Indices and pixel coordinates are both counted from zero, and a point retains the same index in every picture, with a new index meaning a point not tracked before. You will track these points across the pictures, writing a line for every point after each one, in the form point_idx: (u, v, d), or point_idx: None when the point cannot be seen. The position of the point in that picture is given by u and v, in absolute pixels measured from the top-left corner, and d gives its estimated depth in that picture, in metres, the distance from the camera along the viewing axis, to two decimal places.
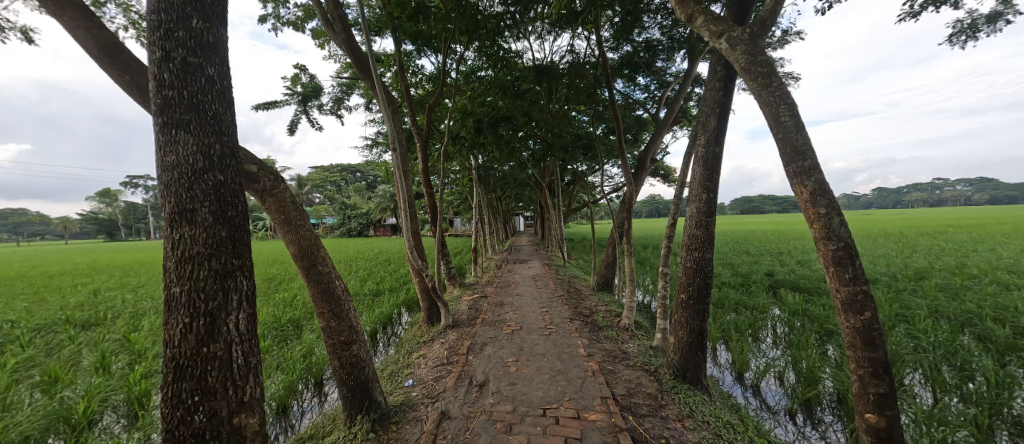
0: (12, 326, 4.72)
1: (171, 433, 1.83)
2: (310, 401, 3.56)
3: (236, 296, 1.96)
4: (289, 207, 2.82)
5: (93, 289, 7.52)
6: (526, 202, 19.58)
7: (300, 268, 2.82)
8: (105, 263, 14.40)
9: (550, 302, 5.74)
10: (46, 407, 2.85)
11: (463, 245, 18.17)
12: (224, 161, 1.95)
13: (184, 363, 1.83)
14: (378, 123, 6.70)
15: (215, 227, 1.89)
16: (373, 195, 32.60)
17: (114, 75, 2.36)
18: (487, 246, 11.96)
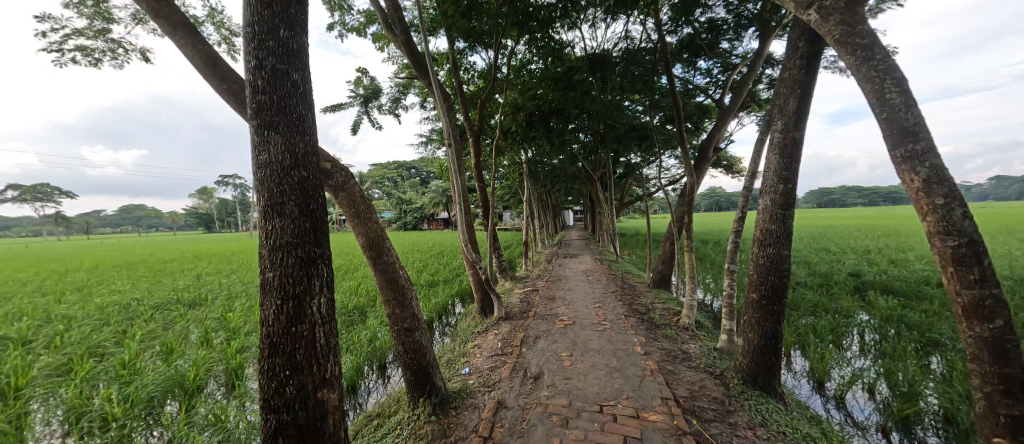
0: (138, 303, 5.61)
1: (267, 401, 2.05)
2: (376, 382, 3.81)
3: (318, 282, 2.14)
4: (358, 201, 3.02)
5: (196, 274, 8.69)
6: (576, 196, 19.34)
7: (368, 258, 3.02)
8: (207, 251, 16.63)
9: (603, 298, 5.60)
10: (167, 372, 3.34)
11: (513, 239, 18.42)
12: (307, 158, 2.14)
13: (277, 340, 2.05)
14: (432, 121, 6.94)
15: (300, 219, 2.07)
16: (425, 190, 34.02)
17: (214, 84, 2.67)
18: (536, 241, 11.98)
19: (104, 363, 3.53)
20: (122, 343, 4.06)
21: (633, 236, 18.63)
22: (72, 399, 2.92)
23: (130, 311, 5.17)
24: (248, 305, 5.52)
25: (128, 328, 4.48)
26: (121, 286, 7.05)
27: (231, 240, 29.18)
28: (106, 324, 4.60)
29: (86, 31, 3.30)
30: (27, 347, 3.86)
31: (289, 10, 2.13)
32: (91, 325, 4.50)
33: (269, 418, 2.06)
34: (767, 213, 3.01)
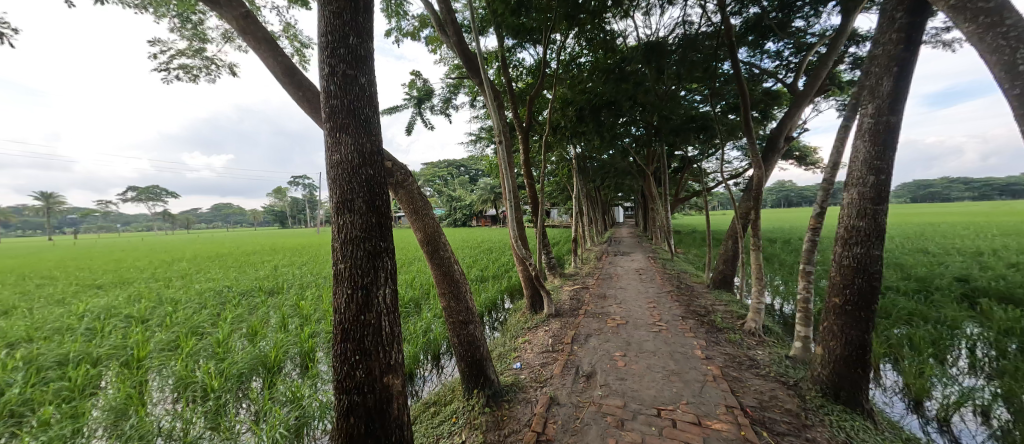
0: (228, 290, 6.35)
1: (340, 383, 2.22)
2: (430, 372, 3.97)
3: (383, 274, 2.27)
4: (416, 197, 3.16)
5: (273, 265, 9.66)
6: (627, 192, 18.71)
7: (425, 252, 3.15)
8: (283, 245, 18.47)
9: (658, 298, 5.36)
10: (253, 352, 3.75)
11: (561, 236, 18.30)
12: (373, 157, 2.27)
13: (349, 327, 2.20)
14: (481, 119, 7.06)
15: (367, 214, 2.21)
16: (473, 188, 34.79)
17: (291, 92, 2.93)
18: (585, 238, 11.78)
19: (204, 341, 4.05)
20: (217, 324, 4.63)
21: (689, 233, 17.64)
22: (181, 371, 3.38)
23: (222, 296, 5.88)
24: (318, 295, 6.02)
25: (221, 312, 5.09)
26: (215, 275, 8.04)
27: (301, 235, 32.06)
28: (204, 307, 5.27)
29: (187, 51, 3.77)
30: (146, 324, 4.54)
31: (357, 18, 2.27)
32: (193, 308, 5.17)
33: (342, 398, 2.23)
34: (853, 208, 2.69)
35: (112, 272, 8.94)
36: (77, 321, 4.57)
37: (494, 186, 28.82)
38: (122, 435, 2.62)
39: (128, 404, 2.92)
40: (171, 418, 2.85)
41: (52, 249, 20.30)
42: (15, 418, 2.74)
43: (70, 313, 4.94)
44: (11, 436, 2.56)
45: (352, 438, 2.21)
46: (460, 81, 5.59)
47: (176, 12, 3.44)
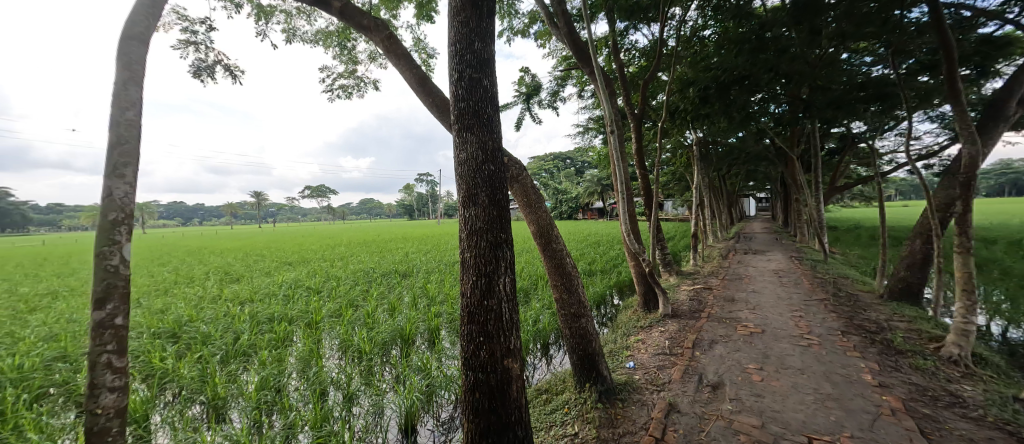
0: (373, 270, 7.61)
1: (467, 360, 2.45)
2: (540, 360, 4.08)
3: (504, 264, 2.40)
4: (529, 191, 3.28)
5: (405, 252, 11.20)
6: (762, 180, 16.11)
7: (538, 244, 3.25)
8: (414, 234, 21.21)
9: (805, 307, 4.50)
10: (393, 324, 4.41)
11: (677, 230, 16.83)
12: (494, 154, 2.40)
13: (474, 311, 2.40)
14: (589, 109, 6.89)
15: (489, 207, 2.36)
16: (578, 180, 34.31)
17: (424, 99, 3.30)
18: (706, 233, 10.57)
19: (359, 312, 4.93)
20: (367, 298, 5.60)
21: (851, 229, 14.23)
22: (343, 335, 4.18)
23: (369, 276, 7.06)
24: (441, 280, 6.75)
25: (369, 289, 6.12)
26: (362, 258, 9.71)
27: (425, 226, 36.44)
28: (357, 284, 6.40)
29: (344, 73, 4.56)
30: (320, 295, 5.75)
31: (482, 24, 2.43)
32: (350, 284, 6.33)
33: (468, 374, 2.45)
34: None
35: (297, 253, 11.59)
36: (278, 289, 6.04)
37: (601, 178, 28.07)
38: (308, 379, 3.36)
39: (311, 356, 3.74)
40: (338, 371, 3.55)
41: (260, 235, 27.29)
42: (246, 356, 3.77)
43: (274, 282, 6.56)
44: (245, 368, 3.53)
45: (477, 411, 2.42)
46: (568, 72, 5.53)
47: (337, 43, 4.19)
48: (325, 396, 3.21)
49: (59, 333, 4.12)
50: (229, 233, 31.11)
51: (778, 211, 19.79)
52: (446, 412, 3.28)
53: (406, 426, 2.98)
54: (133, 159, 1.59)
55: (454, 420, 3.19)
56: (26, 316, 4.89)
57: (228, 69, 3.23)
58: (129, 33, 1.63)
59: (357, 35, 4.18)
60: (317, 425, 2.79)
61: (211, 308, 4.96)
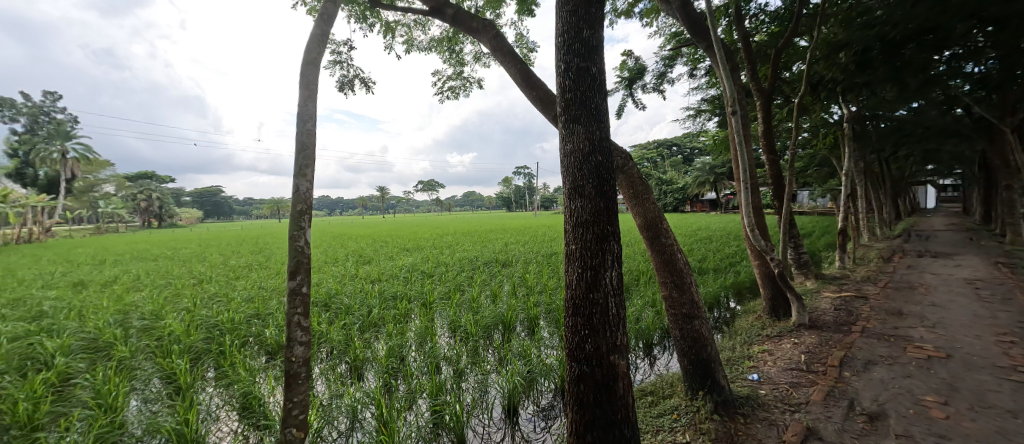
0: (477, 259, 8.19)
1: (572, 352, 2.45)
2: (644, 361, 3.90)
3: (611, 257, 2.30)
4: (636, 182, 3.14)
5: (503, 242, 11.76)
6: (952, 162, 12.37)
7: (645, 238, 3.12)
8: (511, 226, 22.09)
9: (1021, 331, 3.37)
10: (496, 311, 4.68)
11: (816, 226, 14.11)
12: (602, 143, 2.31)
13: (579, 303, 2.37)
14: (701, 90, 6.21)
15: (596, 199, 2.27)
16: (685, 169, 31.24)
17: (528, 94, 3.38)
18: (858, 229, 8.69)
19: (466, 297, 5.36)
20: (472, 284, 6.05)
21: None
22: (452, 316, 4.59)
23: (473, 264, 7.60)
24: (539, 271, 6.91)
25: (474, 276, 6.60)
26: (466, 247, 10.51)
27: (521, 218, 37.66)
28: (463, 271, 6.97)
29: (453, 76, 4.94)
30: (434, 278, 6.42)
31: (590, 10, 2.35)
32: (457, 271, 6.93)
33: (573, 364, 2.45)
34: None
35: (412, 241, 13.09)
36: (399, 271, 6.93)
37: (714, 166, 25.07)
38: (425, 352, 3.79)
39: (426, 332, 4.20)
40: (449, 348, 3.91)
41: (384, 224, 31.62)
42: (377, 327, 4.43)
43: (396, 265, 7.55)
44: (376, 337, 4.16)
45: (582, 403, 2.41)
46: (677, 51, 5.06)
47: (448, 48, 4.53)
48: (438, 369, 3.58)
49: (254, 296, 5.44)
50: (359, 222, 36.75)
51: (976, 203, 15.00)
52: (546, 399, 3.36)
53: (509, 407, 3.13)
54: (311, 162, 1.93)
55: (554, 408, 3.25)
56: (234, 281, 6.58)
57: (363, 82, 3.75)
58: (307, 59, 1.97)
59: (465, 39, 4.46)
60: (434, 394, 3.12)
61: (350, 284, 5.95)
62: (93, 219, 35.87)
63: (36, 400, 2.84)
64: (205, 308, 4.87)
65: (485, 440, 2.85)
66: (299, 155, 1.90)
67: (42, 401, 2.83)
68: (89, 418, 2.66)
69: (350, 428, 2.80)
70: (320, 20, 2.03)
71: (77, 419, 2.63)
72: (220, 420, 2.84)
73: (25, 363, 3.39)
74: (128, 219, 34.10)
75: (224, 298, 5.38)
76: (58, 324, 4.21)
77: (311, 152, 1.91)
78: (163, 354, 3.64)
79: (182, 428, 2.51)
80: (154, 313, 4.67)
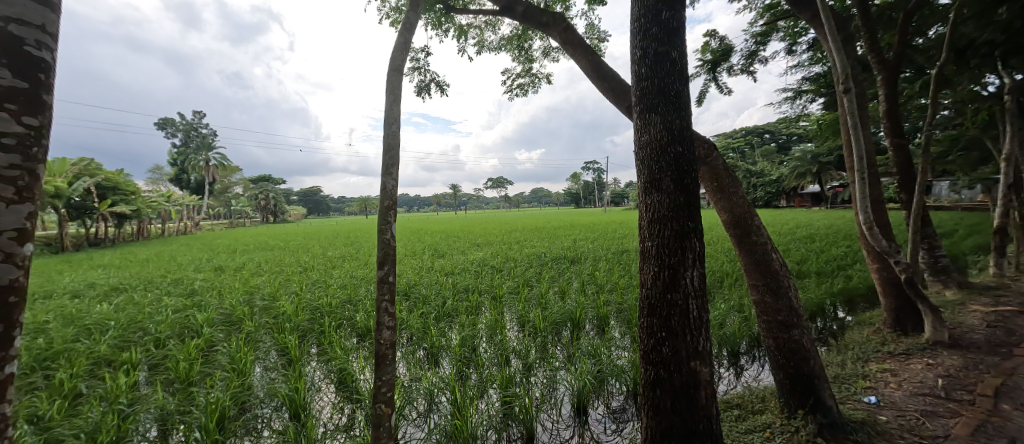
0: (546, 255, 8.21)
1: (647, 354, 2.30)
2: (728, 371, 3.57)
3: (691, 255, 2.10)
4: (722, 175, 2.89)
5: (571, 239, 11.61)
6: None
7: (732, 236, 2.89)
8: (579, 223, 21.68)
9: None
10: (564, 308, 4.66)
11: (963, 224, 11.46)
12: (682, 133, 2.13)
13: (655, 303, 2.22)
14: (802, 67, 5.44)
15: (675, 193, 2.10)
16: (780, 158, 27.63)
17: (600, 86, 3.29)
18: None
19: (534, 292, 5.42)
20: (541, 280, 6.10)
21: None
22: (521, 311, 4.68)
23: (541, 260, 7.64)
24: (609, 269, 6.70)
25: (542, 272, 6.63)
26: (534, 243, 10.60)
27: (588, 214, 36.91)
28: (532, 266, 7.03)
29: (522, 73, 4.99)
30: (504, 273, 6.60)
31: None
32: (526, 266, 7.02)
33: (648, 368, 2.31)
34: None
35: (483, 236, 13.59)
36: (471, 265, 7.26)
37: (817, 154, 21.78)
38: (495, 344, 3.92)
39: (497, 325, 4.34)
40: (518, 342, 3.99)
41: (456, 220, 33.36)
42: (450, 317, 4.69)
43: (468, 259, 7.92)
44: (450, 327, 4.40)
45: (658, 409, 2.27)
46: (772, 25, 4.49)
47: (517, 46, 4.59)
48: (508, 361, 3.68)
49: (347, 284, 6.13)
50: (434, 218, 39.30)
51: None
52: (618, 401, 3.25)
53: (579, 405, 3.09)
54: (396, 161, 2.10)
55: (627, 411, 3.14)
56: (331, 270, 7.50)
57: (439, 85, 3.98)
58: (393, 65, 2.15)
59: (534, 35, 4.47)
60: (504, 385, 3.21)
61: (427, 276, 6.40)
62: (227, 216, 43.50)
63: (193, 360, 3.54)
64: (310, 292, 5.62)
65: (554, 436, 2.84)
66: (386, 154, 2.08)
67: (196, 361, 3.53)
68: (227, 378, 3.25)
69: (428, 411, 3.01)
70: (405, 29, 2.20)
71: (219, 379, 3.23)
72: (321, 390, 3.26)
73: (184, 330, 4.25)
74: (251, 216, 40.70)
75: (324, 285, 6.14)
76: (206, 301, 5.20)
77: (395, 152, 2.08)
78: (279, 330, 4.29)
79: (294, 395, 2.94)
80: (272, 295, 5.53)
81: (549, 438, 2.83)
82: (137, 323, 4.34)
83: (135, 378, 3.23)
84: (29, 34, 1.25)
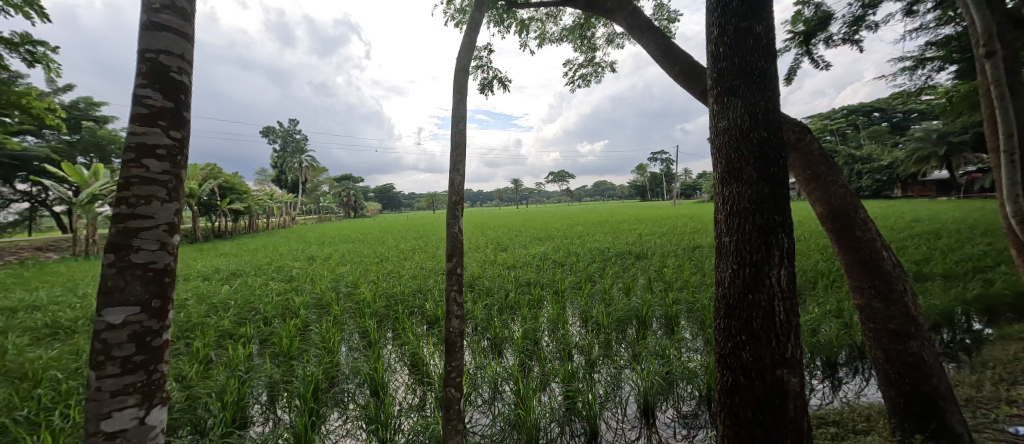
0: (609, 250, 7.98)
1: (724, 359, 2.06)
2: (822, 383, 3.14)
3: (778, 252, 1.85)
4: (817, 161, 2.54)
5: (636, 234, 11.11)
6: None
7: (831, 230, 2.56)
8: (645, 216, 20.66)
9: None
10: (629, 305, 4.49)
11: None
12: (768, 116, 1.89)
13: (734, 304, 1.99)
14: (927, 29, 4.52)
15: (758, 184, 1.87)
16: (893, 140, 23.43)
17: (670, 70, 3.09)
18: None
19: (597, 288, 5.30)
20: (604, 276, 5.95)
21: None
22: (584, 307, 4.62)
23: (605, 255, 7.44)
24: (679, 266, 6.30)
25: (605, 267, 6.46)
26: (597, 238, 10.36)
27: (654, 208, 35.02)
28: (594, 261, 6.89)
29: (584, 62, 4.85)
30: (566, 267, 6.56)
31: None
32: (588, 261, 6.89)
33: (725, 373, 2.07)
34: None
35: (544, 231, 13.63)
36: (533, 259, 7.33)
37: (947, 133, 18.05)
38: (557, 338, 3.92)
39: (559, 320, 4.33)
40: (581, 338, 3.94)
41: (517, 214, 33.82)
42: (513, 310, 4.79)
43: (530, 253, 8.01)
44: (513, 319, 4.50)
45: (737, 418, 2.00)
46: None
47: (580, 35, 4.46)
48: (571, 356, 3.66)
49: (417, 275, 6.57)
50: (495, 213, 40.26)
51: None
52: (689, 406, 3.04)
53: (646, 407, 2.95)
54: (462, 157, 2.18)
55: (699, 417, 2.93)
56: (404, 261, 8.10)
57: (501, 82, 4.03)
58: (459, 65, 2.23)
59: (598, 22, 4.32)
60: (566, 380, 3.19)
61: (491, 269, 6.60)
62: (316, 211, 49.06)
63: (293, 337, 4.08)
64: (385, 282, 6.13)
65: (618, 436, 2.76)
66: (453, 151, 2.17)
67: (295, 338, 4.06)
68: (319, 355, 3.69)
69: (492, 398, 3.12)
70: (469, 28, 2.26)
71: (313, 355, 3.68)
72: (396, 372, 3.55)
73: (286, 311, 4.91)
74: (335, 211, 45.43)
75: (397, 275, 6.66)
76: (302, 286, 5.94)
77: (462, 149, 2.16)
78: (360, 315, 4.75)
79: (373, 374, 3.24)
80: (354, 283, 6.14)
81: (613, 437, 2.75)
82: (251, 303, 5.12)
83: (250, 349, 3.82)
84: (174, 63, 1.52)
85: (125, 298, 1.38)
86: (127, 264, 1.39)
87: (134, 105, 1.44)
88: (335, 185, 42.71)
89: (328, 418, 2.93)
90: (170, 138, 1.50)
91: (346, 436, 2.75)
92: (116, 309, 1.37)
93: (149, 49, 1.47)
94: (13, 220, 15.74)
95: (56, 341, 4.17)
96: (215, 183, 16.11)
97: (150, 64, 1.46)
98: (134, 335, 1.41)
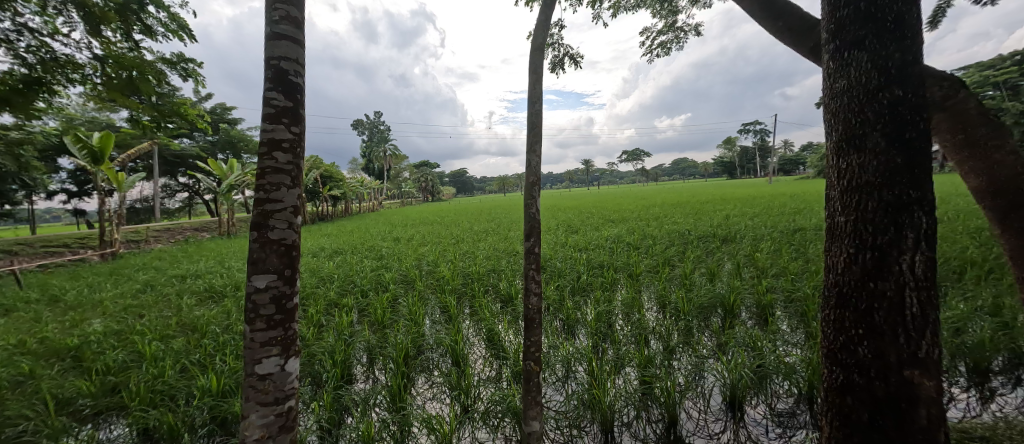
0: (689, 232, 7.47)
1: (834, 353, 1.80)
2: (966, 392, 2.61)
3: (913, 235, 1.54)
4: (975, 123, 2.03)
5: (723, 215, 10.12)
6: None
7: (993, 209, 2.09)
8: (735, 195, 18.55)
9: None
10: (714, 292, 4.17)
11: None
12: (906, 71, 1.56)
13: (849, 293, 1.72)
14: None
15: (889, 153, 1.56)
16: None
17: (770, 27, 2.72)
18: None
19: (677, 272, 5.01)
20: (684, 259, 5.60)
21: None
22: (662, 291, 4.42)
23: (684, 238, 6.97)
24: (775, 250, 5.63)
25: (686, 251, 6.04)
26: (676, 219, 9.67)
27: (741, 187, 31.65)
28: (673, 245, 6.49)
29: (663, 29, 4.50)
30: (641, 250, 6.28)
31: None
32: (666, 245, 6.51)
33: (834, 370, 1.81)
34: None
35: (617, 212, 13.20)
36: (605, 241, 7.16)
37: None
38: (633, 323, 3.82)
39: (634, 304, 4.21)
40: (658, 323, 3.79)
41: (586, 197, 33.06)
42: (585, 292, 4.78)
43: (603, 235, 7.84)
44: (585, 301, 4.49)
45: (846, 420, 1.75)
46: None
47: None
48: (647, 341, 3.55)
49: (491, 255, 6.86)
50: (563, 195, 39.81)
51: None
52: (785, 404, 2.75)
53: (732, 400, 2.74)
54: (540, 138, 2.18)
55: (799, 417, 2.64)
56: (478, 242, 8.51)
57: (573, 58, 3.91)
58: (535, 44, 2.20)
59: None
60: (643, 364, 3.10)
61: (562, 251, 6.62)
62: (398, 196, 53.36)
63: (385, 309, 4.59)
64: (462, 261, 6.50)
65: (700, 428, 2.63)
66: (529, 132, 2.18)
67: (387, 309, 4.56)
68: (408, 325, 4.09)
69: (566, 377, 3.17)
70: (544, 5, 2.21)
71: (402, 325, 4.09)
72: (474, 345, 3.80)
73: (378, 285, 5.52)
74: (414, 196, 49.06)
75: (472, 255, 7.04)
76: (391, 264, 6.60)
77: (539, 130, 2.16)
78: (441, 291, 5.15)
79: (456, 344, 3.52)
80: (435, 262, 6.62)
81: (695, 428, 2.62)
82: (350, 278, 5.84)
83: (352, 317, 4.39)
84: (292, 67, 1.74)
85: (266, 268, 1.68)
86: (266, 239, 1.68)
87: (265, 107, 1.71)
88: (414, 173, 46.13)
89: (417, 382, 3.26)
90: (291, 133, 1.75)
91: (433, 399, 3.03)
92: (260, 275, 1.68)
93: (273, 57, 1.71)
94: (178, 206, 19.90)
95: (213, 302, 5.25)
96: (317, 172, 18.39)
97: (274, 70, 1.70)
98: (274, 298, 1.71)
